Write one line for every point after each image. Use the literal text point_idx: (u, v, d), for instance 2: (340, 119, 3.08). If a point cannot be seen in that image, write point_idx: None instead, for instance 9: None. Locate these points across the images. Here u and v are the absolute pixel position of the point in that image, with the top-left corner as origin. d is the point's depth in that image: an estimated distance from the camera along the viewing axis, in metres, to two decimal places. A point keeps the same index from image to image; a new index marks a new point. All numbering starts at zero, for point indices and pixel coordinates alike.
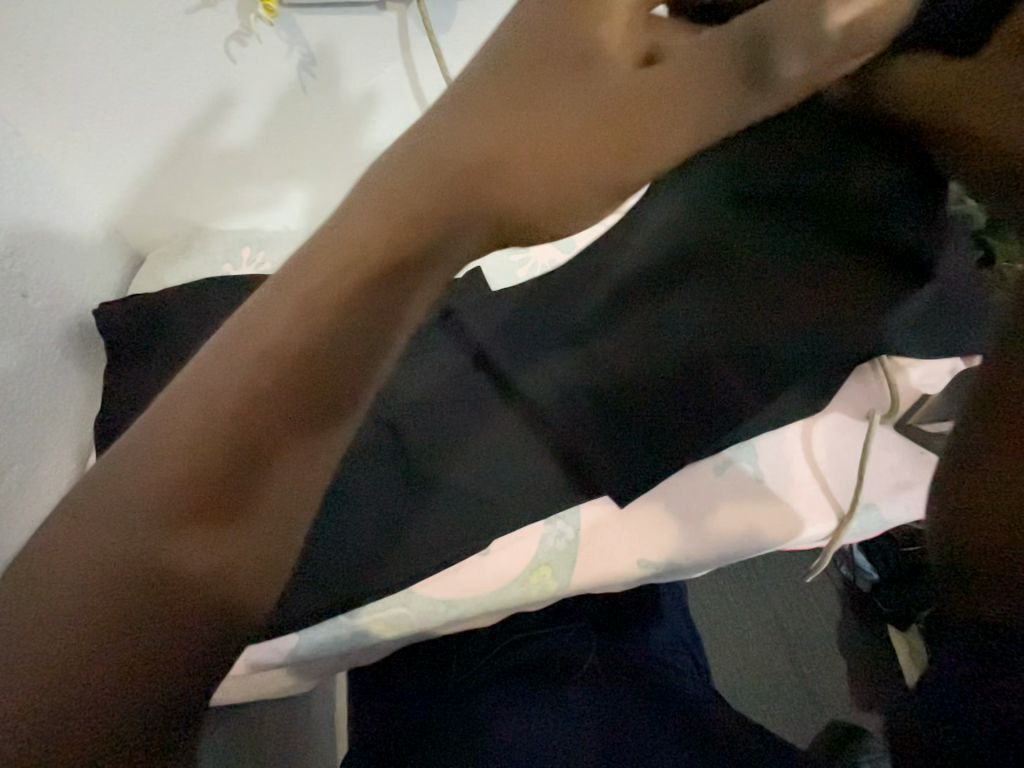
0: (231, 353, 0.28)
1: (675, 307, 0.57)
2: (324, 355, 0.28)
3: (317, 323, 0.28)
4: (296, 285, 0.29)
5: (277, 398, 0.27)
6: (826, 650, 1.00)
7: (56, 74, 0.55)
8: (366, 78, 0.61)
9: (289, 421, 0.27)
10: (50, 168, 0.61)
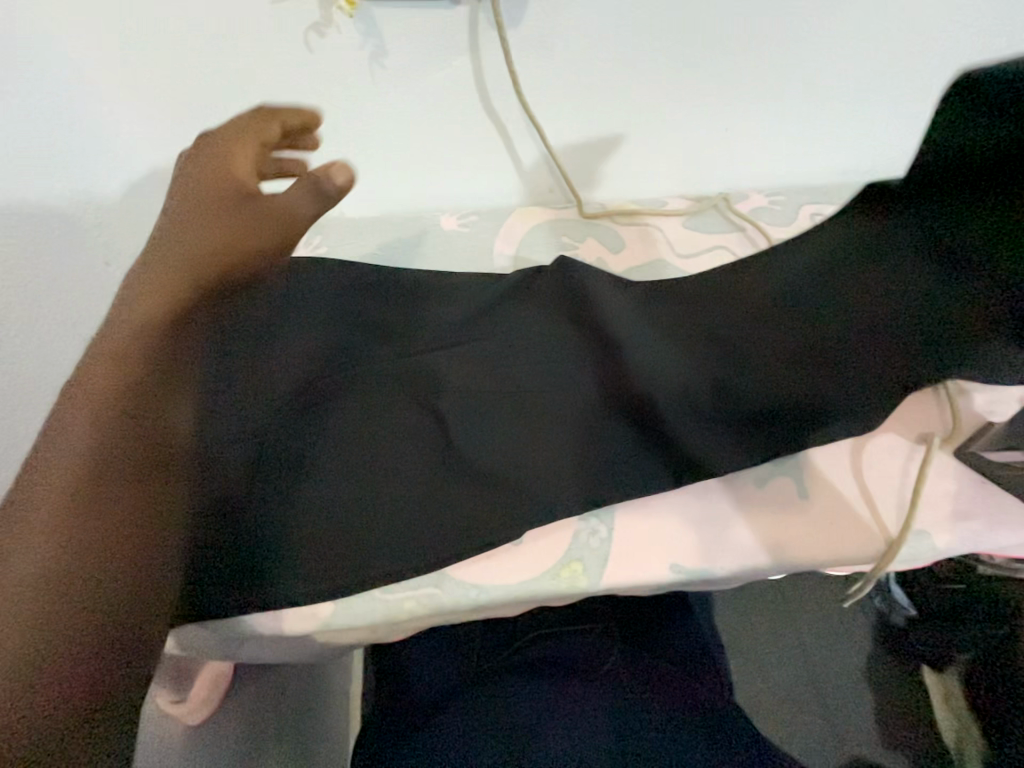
0: (104, 430, 0.39)
1: (738, 336, 0.62)
2: (125, 419, 0.40)
3: (106, 391, 0.41)
4: (90, 380, 0.40)
5: (133, 452, 0.40)
6: (855, 683, 0.96)
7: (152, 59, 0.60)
8: (431, 71, 0.63)
9: (128, 465, 0.40)
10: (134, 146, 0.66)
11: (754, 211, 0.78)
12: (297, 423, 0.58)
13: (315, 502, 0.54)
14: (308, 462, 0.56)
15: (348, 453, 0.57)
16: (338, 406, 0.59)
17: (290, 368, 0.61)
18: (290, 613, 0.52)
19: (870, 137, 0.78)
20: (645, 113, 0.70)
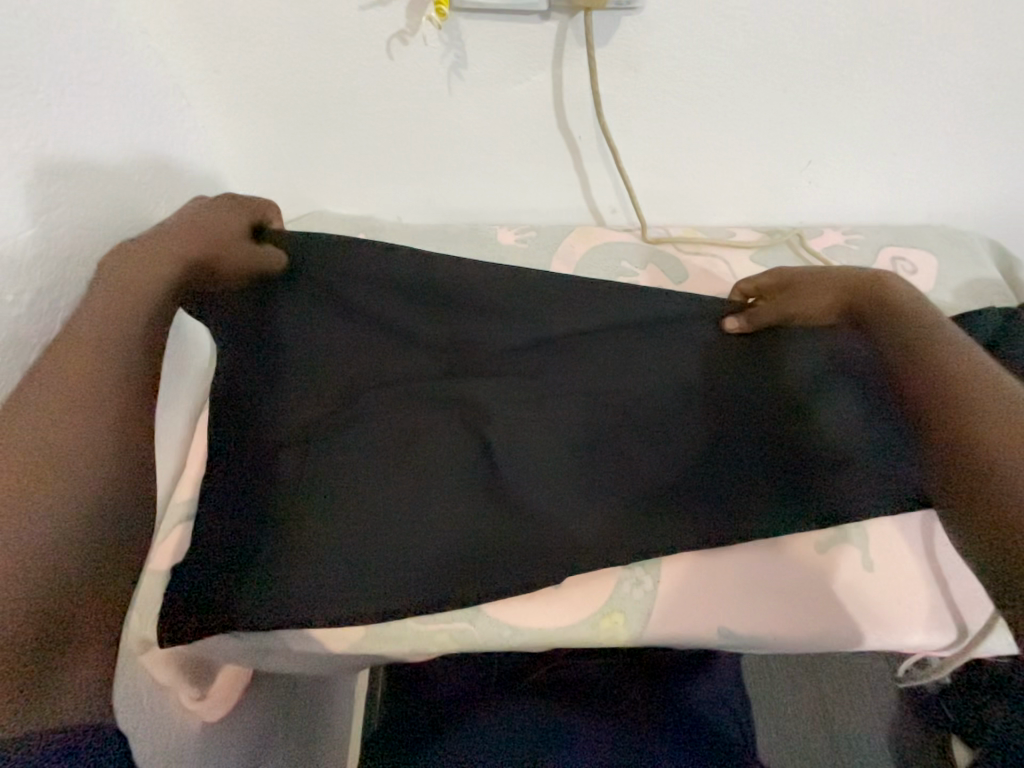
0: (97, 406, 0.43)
1: (779, 398, 0.58)
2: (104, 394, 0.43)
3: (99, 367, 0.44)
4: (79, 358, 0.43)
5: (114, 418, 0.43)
6: (884, 752, 0.90)
7: (237, 57, 0.60)
8: (511, 86, 0.61)
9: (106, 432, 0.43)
10: (207, 138, 0.66)
11: (829, 249, 0.73)
12: (338, 437, 0.56)
13: (349, 522, 0.53)
14: (346, 479, 0.55)
15: (387, 475, 0.55)
16: (379, 423, 0.57)
17: (333, 375, 0.59)
18: (319, 633, 0.51)
19: (965, 180, 0.72)
20: (726, 140, 0.67)
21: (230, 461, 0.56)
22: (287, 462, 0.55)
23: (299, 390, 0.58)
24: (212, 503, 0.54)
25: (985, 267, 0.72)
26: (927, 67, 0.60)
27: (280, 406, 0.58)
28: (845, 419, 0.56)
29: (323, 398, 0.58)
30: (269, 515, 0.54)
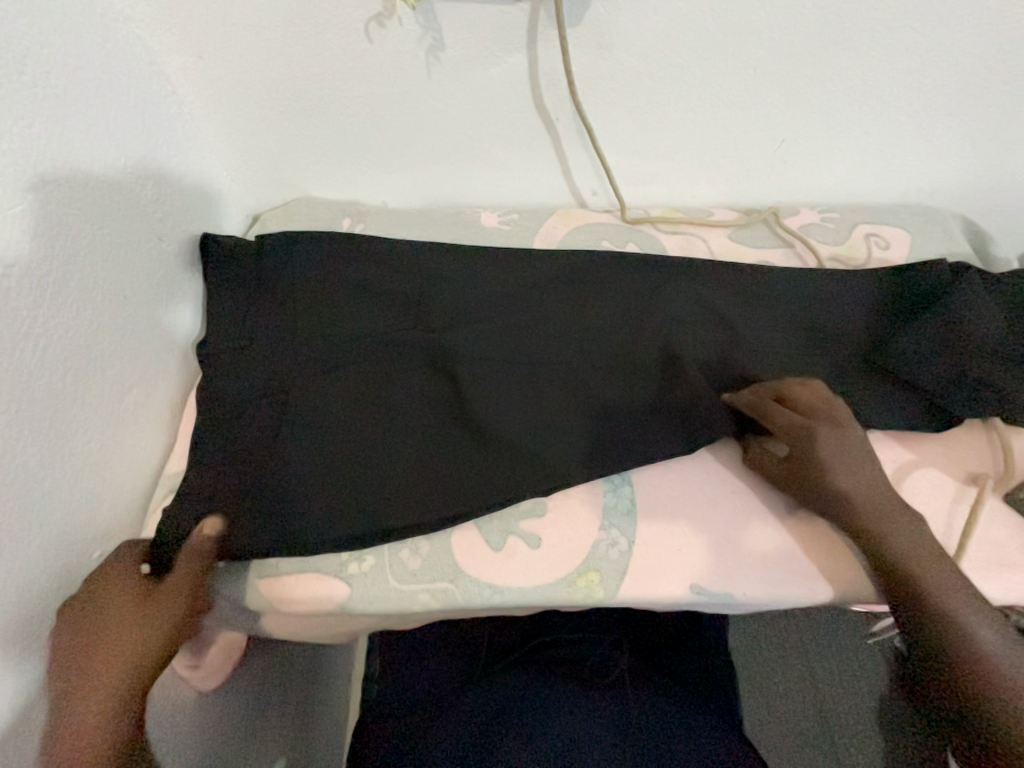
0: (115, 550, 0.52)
1: (742, 362, 0.61)
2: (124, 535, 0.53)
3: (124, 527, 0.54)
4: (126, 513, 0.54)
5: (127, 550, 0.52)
6: (867, 720, 0.92)
7: (220, 43, 0.61)
8: (489, 68, 0.62)
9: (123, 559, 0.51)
10: (197, 125, 0.68)
11: (805, 227, 0.75)
12: (322, 403, 0.58)
13: (336, 482, 0.55)
14: (332, 443, 0.56)
15: (374, 440, 0.57)
16: (366, 389, 0.59)
17: (321, 348, 0.61)
18: (307, 594, 0.53)
19: (936, 158, 0.74)
20: (701, 120, 0.68)
21: (223, 430, 0.58)
22: (273, 428, 0.57)
23: (290, 362, 0.60)
24: (205, 470, 0.56)
25: (957, 243, 0.74)
26: (892, 45, 0.62)
27: (268, 376, 0.60)
28: (786, 360, 0.62)
29: (309, 367, 0.60)
30: (256, 477, 0.55)
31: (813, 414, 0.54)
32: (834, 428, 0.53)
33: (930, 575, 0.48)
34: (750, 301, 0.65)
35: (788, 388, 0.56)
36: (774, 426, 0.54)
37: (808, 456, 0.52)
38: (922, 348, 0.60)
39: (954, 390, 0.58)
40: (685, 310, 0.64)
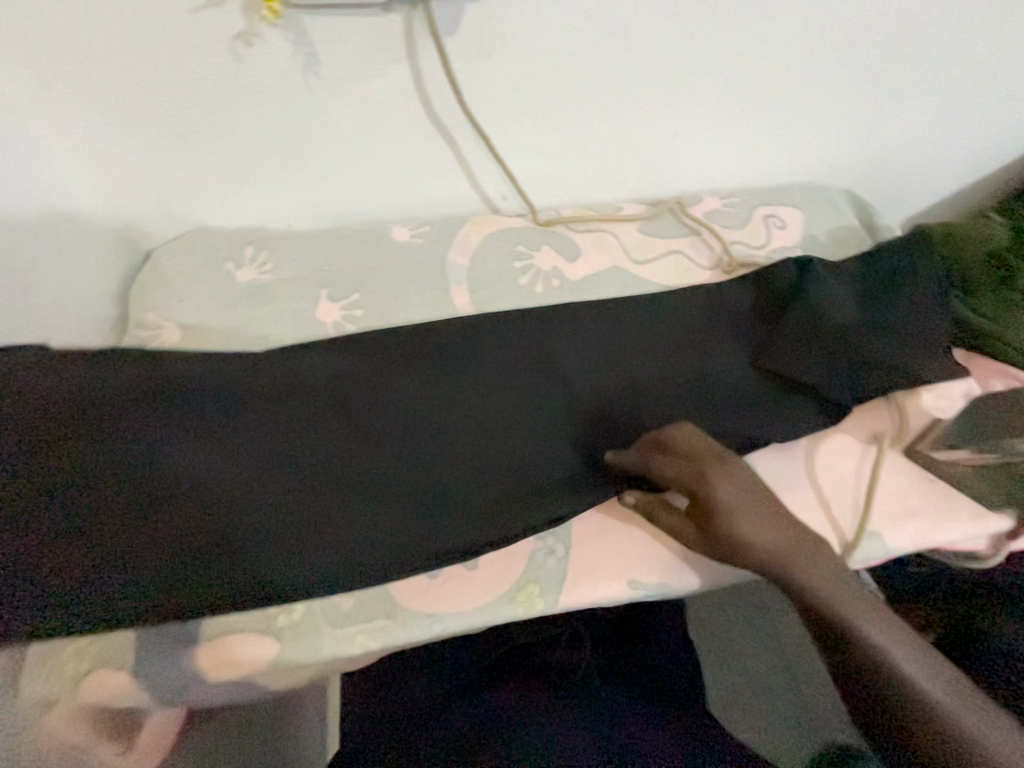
0: None
1: (656, 359, 0.64)
2: None
3: None
4: None
5: None
6: (827, 670, 0.97)
7: (70, 75, 0.56)
8: (371, 80, 0.60)
9: None
10: (61, 166, 0.62)
11: (709, 215, 0.78)
12: (207, 467, 0.54)
13: (229, 550, 0.51)
14: (222, 511, 0.53)
15: (276, 496, 0.54)
16: (260, 443, 0.56)
17: (205, 405, 0.56)
18: (236, 657, 0.50)
19: (816, 141, 0.79)
20: (595, 119, 0.69)
21: (78, 496, 0.51)
22: (144, 497, 0.52)
23: (159, 419, 0.55)
24: (70, 537, 0.50)
25: (845, 217, 0.79)
26: (759, 35, 0.65)
27: (131, 435, 0.54)
28: (696, 350, 0.64)
29: (189, 428, 0.55)
30: (148, 535, 0.51)
31: (696, 451, 0.53)
32: (719, 463, 0.51)
33: (846, 607, 0.41)
34: (659, 299, 0.68)
35: (663, 433, 0.55)
36: (659, 470, 0.54)
37: (699, 494, 0.50)
38: (820, 327, 0.62)
39: (851, 361, 0.62)
40: (598, 317, 0.67)
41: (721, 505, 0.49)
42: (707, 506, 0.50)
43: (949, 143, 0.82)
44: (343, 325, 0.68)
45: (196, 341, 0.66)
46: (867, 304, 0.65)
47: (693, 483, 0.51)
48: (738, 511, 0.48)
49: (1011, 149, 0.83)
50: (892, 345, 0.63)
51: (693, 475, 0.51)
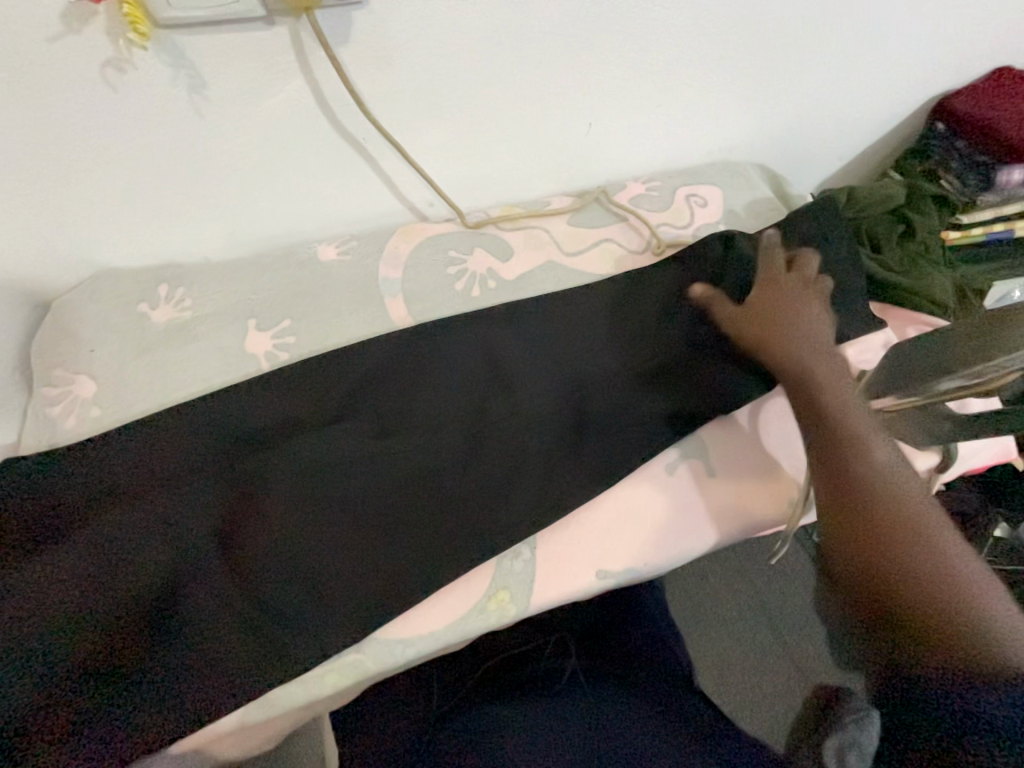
0: None
1: (599, 348, 0.65)
2: None
3: None
4: None
5: None
6: (800, 617, 1.02)
7: None
8: (268, 97, 0.57)
9: None
10: None
11: (633, 200, 0.80)
12: (141, 567, 0.51)
13: (188, 662, 0.50)
14: (164, 623, 0.51)
15: (221, 584, 0.52)
16: (191, 535, 0.53)
17: (153, 503, 0.54)
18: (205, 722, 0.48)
19: (724, 119, 0.82)
20: (508, 117, 0.69)
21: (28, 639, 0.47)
22: (94, 623, 0.49)
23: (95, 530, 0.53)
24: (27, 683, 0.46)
25: (759, 189, 0.83)
26: (656, 22, 0.66)
27: (81, 555, 0.51)
28: (636, 334, 0.65)
29: (133, 535, 0.52)
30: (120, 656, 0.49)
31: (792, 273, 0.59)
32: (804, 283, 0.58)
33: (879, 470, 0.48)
34: (594, 289, 0.69)
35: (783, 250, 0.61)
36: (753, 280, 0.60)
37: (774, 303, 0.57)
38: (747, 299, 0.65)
39: None
40: (537, 314, 0.67)
41: (800, 321, 0.56)
42: (796, 321, 0.56)
43: (844, 109, 0.87)
44: (276, 355, 0.65)
45: (115, 393, 0.61)
46: None
47: (802, 306, 0.57)
48: (812, 336, 0.55)
49: (898, 109, 0.89)
50: None
51: (805, 298, 0.57)
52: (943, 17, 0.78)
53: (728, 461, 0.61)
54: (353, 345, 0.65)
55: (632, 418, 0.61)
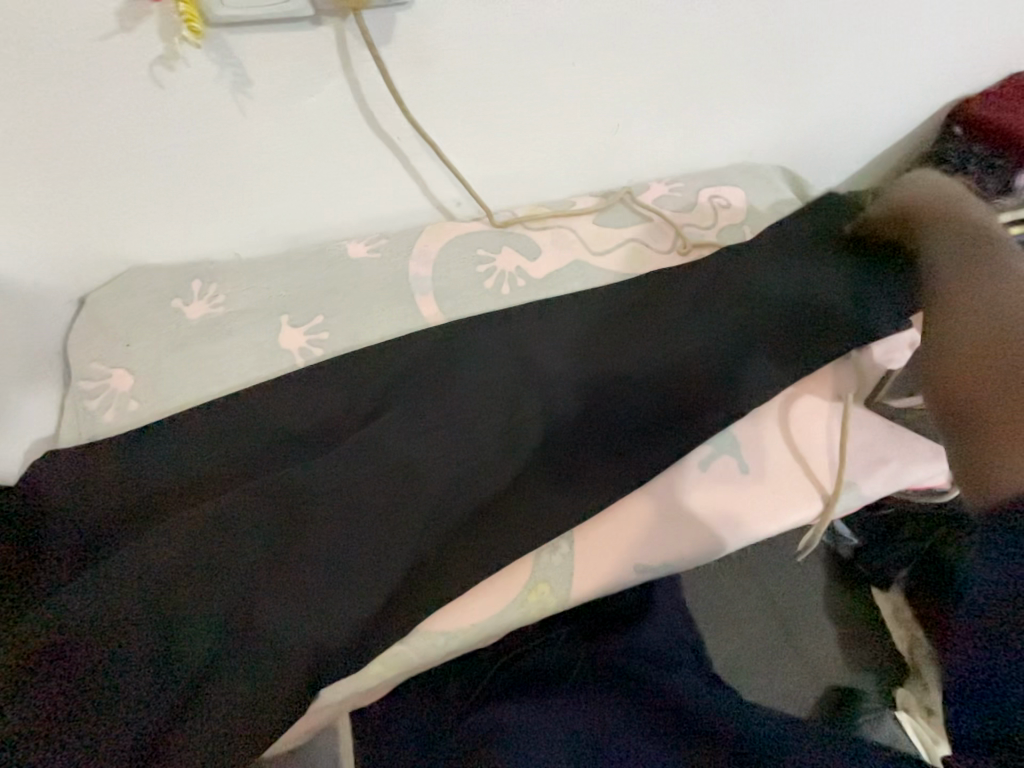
0: None
1: (632, 346, 0.65)
2: None
3: None
4: None
5: None
6: (817, 617, 1.03)
7: None
8: (308, 97, 0.58)
9: None
10: None
11: (657, 200, 0.81)
12: (193, 577, 0.50)
13: (173, 682, 0.47)
14: (146, 638, 0.47)
15: (220, 593, 0.50)
16: (213, 535, 0.52)
17: (204, 511, 0.53)
18: (257, 716, 0.48)
19: (747, 123, 0.83)
20: (538, 118, 0.70)
21: (82, 656, 0.46)
22: (147, 636, 0.47)
23: (104, 535, 0.53)
24: (79, 701, 0.45)
25: (782, 191, 0.84)
26: (687, 26, 0.67)
27: (133, 569, 0.49)
28: (667, 332, 0.66)
29: (188, 547, 0.51)
30: (173, 674, 0.47)
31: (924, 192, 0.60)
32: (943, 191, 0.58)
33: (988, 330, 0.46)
34: (625, 288, 0.70)
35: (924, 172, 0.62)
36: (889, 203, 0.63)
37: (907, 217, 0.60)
38: (778, 299, 0.66)
39: (814, 326, 0.64)
40: (569, 312, 0.68)
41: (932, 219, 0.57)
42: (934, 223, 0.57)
43: (865, 113, 0.88)
44: (310, 350, 0.65)
45: (151, 386, 0.62)
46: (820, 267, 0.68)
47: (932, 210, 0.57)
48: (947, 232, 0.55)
49: (917, 114, 0.90)
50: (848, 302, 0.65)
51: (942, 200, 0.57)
52: (965, 23, 0.79)
53: (761, 457, 0.62)
54: (387, 341, 0.66)
55: (666, 415, 0.62)
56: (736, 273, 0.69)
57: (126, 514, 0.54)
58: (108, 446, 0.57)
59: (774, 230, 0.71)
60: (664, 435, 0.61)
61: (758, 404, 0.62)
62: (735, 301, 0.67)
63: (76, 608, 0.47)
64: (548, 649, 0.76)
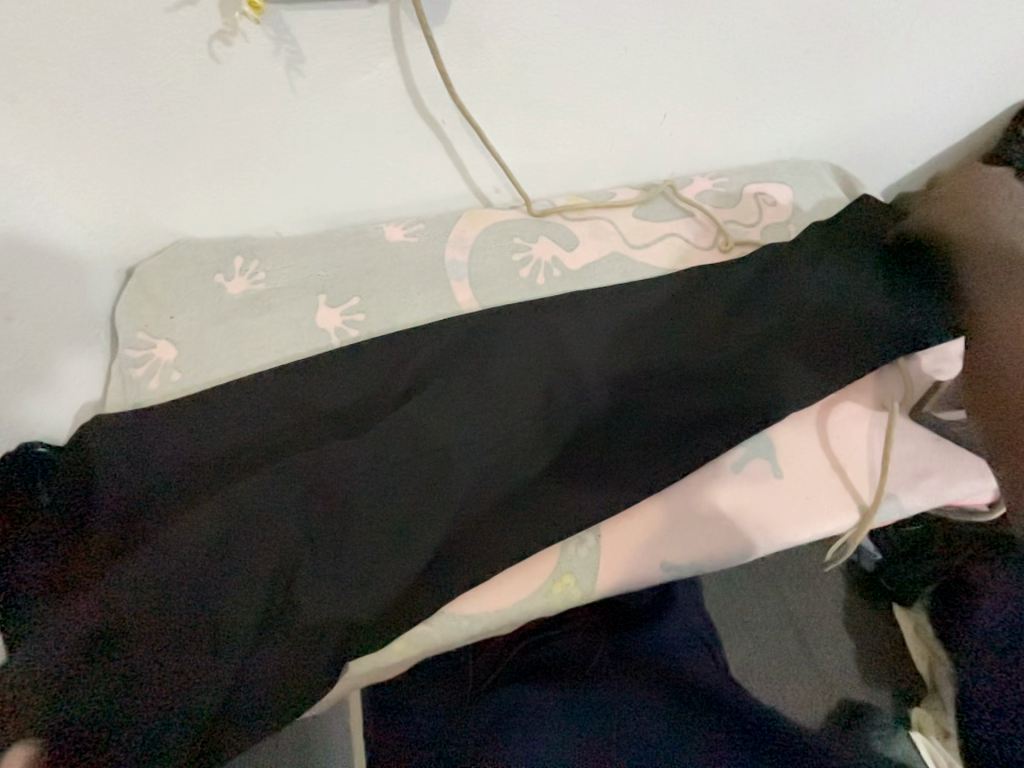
0: None
1: (669, 343, 0.64)
2: None
3: None
4: None
5: None
6: (837, 629, 1.00)
7: (40, 91, 0.52)
8: (359, 77, 0.58)
9: None
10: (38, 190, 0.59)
11: (700, 195, 0.79)
12: (233, 546, 0.51)
13: (213, 645, 0.49)
14: (183, 614, 0.49)
15: (255, 574, 0.51)
16: (252, 506, 0.53)
17: (244, 484, 0.55)
18: (288, 681, 0.50)
19: (799, 117, 0.80)
20: (585, 106, 0.69)
21: (131, 611, 0.48)
22: (188, 599, 0.49)
23: (152, 498, 0.55)
24: (129, 653, 0.47)
25: (831, 190, 0.81)
26: (747, 13, 0.65)
27: (181, 534, 0.51)
28: (706, 331, 0.65)
29: (229, 515, 0.53)
30: (213, 636, 0.49)
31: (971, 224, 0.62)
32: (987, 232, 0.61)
33: None
34: (664, 285, 0.69)
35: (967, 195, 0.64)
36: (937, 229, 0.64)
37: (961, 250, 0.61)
38: (825, 302, 0.63)
39: (864, 331, 0.62)
40: (606, 305, 0.67)
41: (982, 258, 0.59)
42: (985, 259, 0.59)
43: (927, 111, 0.83)
44: (346, 330, 0.66)
45: (193, 357, 0.64)
46: (871, 271, 0.65)
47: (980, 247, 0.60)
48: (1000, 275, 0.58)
49: (985, 113, 0.85)
50: (899, 309, 0.62)
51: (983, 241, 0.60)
52: None
53: (797, 463, 0.60)
54: (422, 325, 0.66)
55: (702, 415, 0.60)
56: (784, 272, 0.66)
57: (169, 480, 0.56)
58: (154, 413, 0.59)
59: (823, 229, 0.69)
60: (699, 435, 0.59)
61: (798, 410, 0.61)
62: (781, 300, 0.65)
63: (129, 567, 0.50)
64: (564, 639, 0.77)
